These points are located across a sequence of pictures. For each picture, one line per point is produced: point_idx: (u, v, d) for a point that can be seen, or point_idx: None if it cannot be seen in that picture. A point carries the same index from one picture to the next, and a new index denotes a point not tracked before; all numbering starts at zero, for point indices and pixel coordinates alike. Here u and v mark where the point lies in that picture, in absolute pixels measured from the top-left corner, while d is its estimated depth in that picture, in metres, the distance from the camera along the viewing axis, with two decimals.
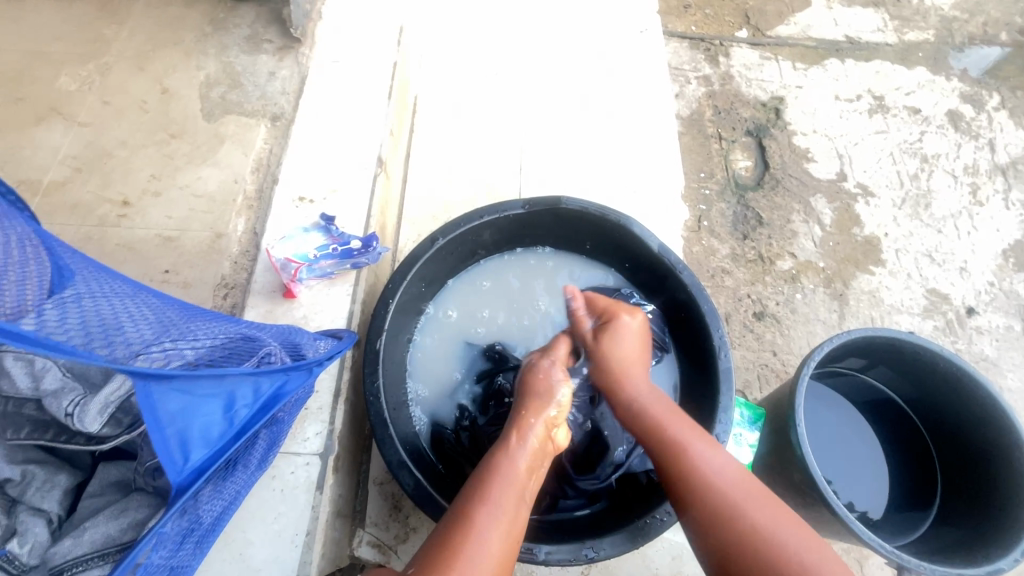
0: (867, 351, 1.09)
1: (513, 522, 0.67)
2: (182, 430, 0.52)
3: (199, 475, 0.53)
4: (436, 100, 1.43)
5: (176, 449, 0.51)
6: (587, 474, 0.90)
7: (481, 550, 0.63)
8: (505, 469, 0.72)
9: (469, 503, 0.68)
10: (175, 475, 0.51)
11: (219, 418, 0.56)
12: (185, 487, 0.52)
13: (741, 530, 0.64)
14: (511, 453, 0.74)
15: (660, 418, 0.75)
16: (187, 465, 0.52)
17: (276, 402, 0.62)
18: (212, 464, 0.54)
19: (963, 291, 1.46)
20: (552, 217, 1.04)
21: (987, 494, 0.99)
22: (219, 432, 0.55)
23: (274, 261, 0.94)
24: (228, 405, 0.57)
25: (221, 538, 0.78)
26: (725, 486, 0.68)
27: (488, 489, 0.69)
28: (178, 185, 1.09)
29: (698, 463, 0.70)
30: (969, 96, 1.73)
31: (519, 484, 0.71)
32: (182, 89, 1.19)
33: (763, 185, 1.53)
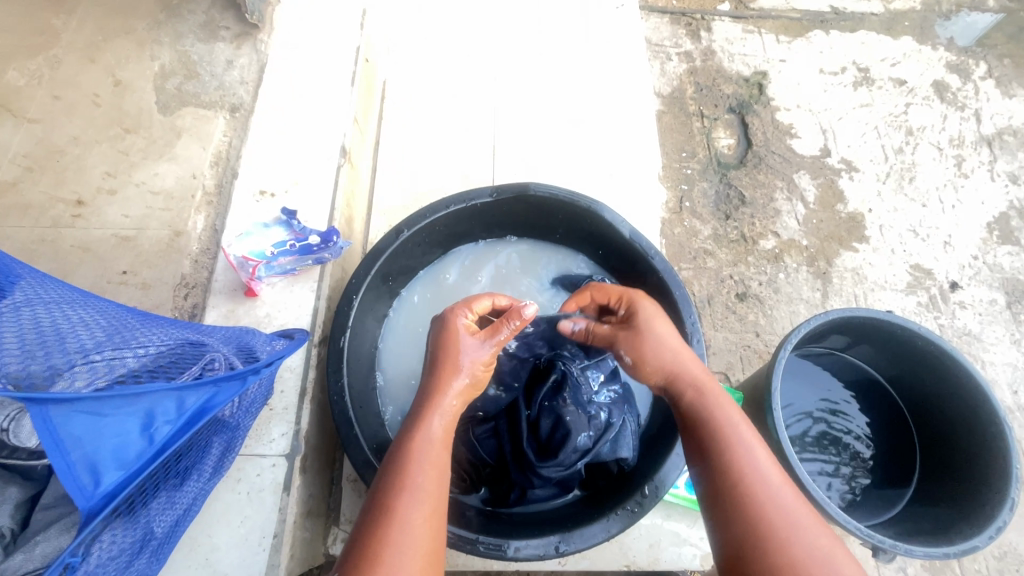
0: (846, 330, 1.07)
1: (434, 500, 0.62)
2: (92, 453, 0.51)
3: (112, 498, 0.51)
4: (405, 85, 1.39)
5: (85, 474, 0.50)
6: (550, 459, 0.85)
7: (406, 541, 0.57)
8: (420, 443, 0.66)
9: (389, 493, 0.61)
10: (84, 501, 0.50)
11: (136, 437, 0.54)
12: (98, 511, 0.51)
13: (756, 507, 0.60)
14: (426, 425, 0.68)
15: (704, 392, 0.71)
16: (98, 489, 0.51)
17: (205, 415, 0.59)
18: (129, 485, 0.52)
19: (947, 266, 1.44)
20: (519, 204, 1.00)
21: (964, 470, 0.99)
22: (135, 452, 0.53)
23: (231, 259, 0.90)
24: (145, 422, 0.54)
25: (186, 545, 0.77)
26: (760, 474, 0.62)
27: (402, 472, 0.63)
28: (134, 182, 1.05)
29: (735, 447, 0.64)
30: (955, 65, 1.69)
31: (439, 455, 0.66)
32: (136, 81, 1.14)
33: (746, 163, 1.50)
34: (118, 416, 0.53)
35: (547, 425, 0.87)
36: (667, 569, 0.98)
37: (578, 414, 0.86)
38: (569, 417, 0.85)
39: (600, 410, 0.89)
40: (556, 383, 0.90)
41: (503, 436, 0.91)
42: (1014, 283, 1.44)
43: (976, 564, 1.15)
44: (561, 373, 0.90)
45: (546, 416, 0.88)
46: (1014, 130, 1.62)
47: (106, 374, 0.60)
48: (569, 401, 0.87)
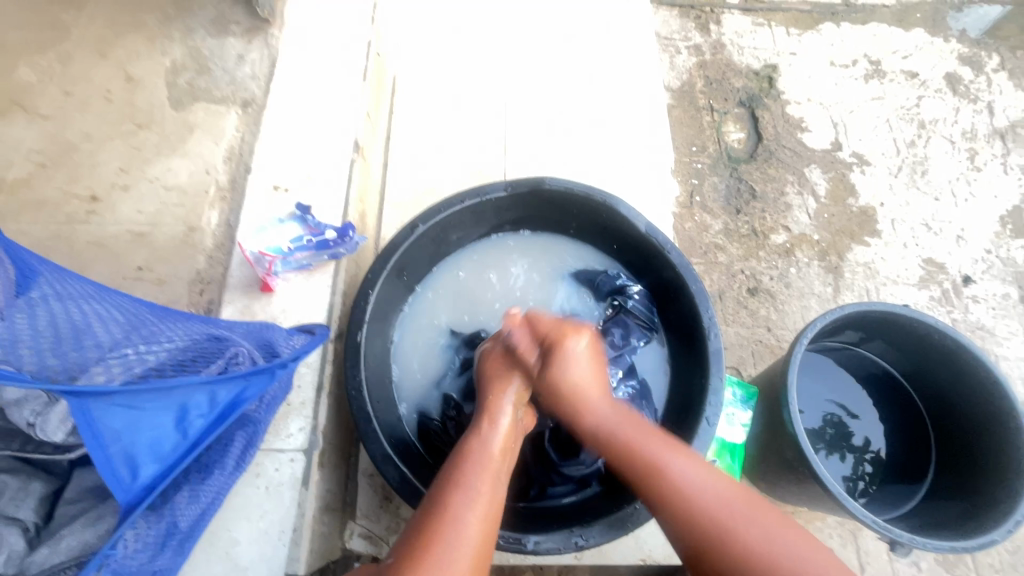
0: (861, 325, 1.07)
1: (490, 499, 0.66)
2: (129, 446, 0.51)
3: (149, 491, 0.53)
4: (415, 80, 1.38)
5: (122, 467, 0.51)
6: (572, 458, 0.89)
7: (461, 531, 0.61)
8: (478, 450, 0.72)
9: (444, 492, 0.66)
10: (123, 494, 0.51)
11: (170, 431, 0.55)
12: (136, 503, 0.52)
13: (704, 532, 0.62)
14: (483, 435, 0.74)
15: (627, 439, 0.72)
16: (136, 482, 0.52)
17: (236, 410, 0.60)
18: (165, 478, 0.54)
19: (960, 260, 1.43)
20: (534, 199, 1.00)
21: (980, 466, 0.99)
22: (171, 446, 0.55)
23: (248, 255, 0.91)
24: (180, 417, 0.56)
25: (206, 539, 0.77)
26: (697, 495, 0.64)
27: (462, 470, 0.68)
28: (147, 178, 1.05)
29: (667, 479, 0.66)
30: (968, 57, 1.67)
31: (497, 464, 0.71)
32: (147, 76, 1.14)
33: (757, 157, 1.49)
34: (154, 410, 0.53)
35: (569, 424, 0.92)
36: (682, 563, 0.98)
37: None
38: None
39: None
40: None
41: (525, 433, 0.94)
42: None
43: (990, 559, 1.15)
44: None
45: None
46: None
47: (125, 372, 0.60)
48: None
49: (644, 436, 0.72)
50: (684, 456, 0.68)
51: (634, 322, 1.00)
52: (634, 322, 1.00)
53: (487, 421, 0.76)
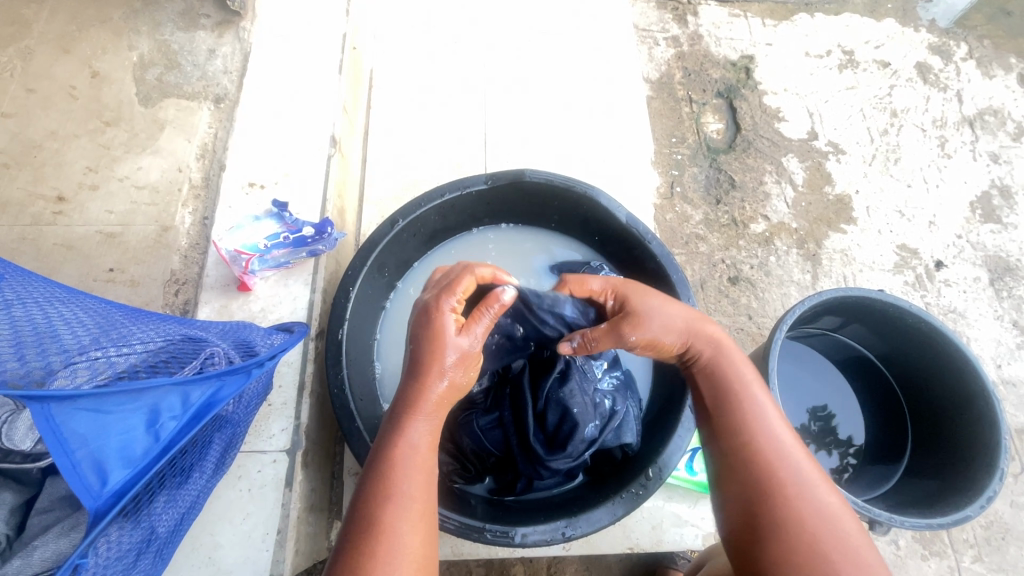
0: (839, 311, 1.09)
1: (423, 500, 0.59)
2: (97, 451, 0.50)
3: (120, 497, 0.51)
4: (393, 74, 1.36)
5: (90, 473, 0.49)
6: (558, 451, 0.84)
7: (400, 548, 0.54)
8: (402, 451, 0.61)
9: (374, 505, 0.57)
10: (90, 500, 0.49)
11: (142, 434, 0.53)
12: (106, 511, 0.50)
13: (770, 478, 0.61)
14: (402, 432, 0.62)
15: (732, 386, 0.69)
16: (106, 488, 0.50)
17: (212, 410, 0.58)
18: (135, 483, 0.52)
19: (933, 245, 1.47)
20: (513, 192, 1.00)
21: (954, 445, 1.01)
22: (141, 450, 0.52)
23: (223, 254, 0.88)
24: (151, 419, 0.53)
25: (188, 543, 0.76)
26: (774, 441, 0.63)
27: (387, 476, 0.59)
28: (117, 177, 1.02)
29: (747, 413, 0.66)
30: (937, 46, 1.71)
31: (426, 461, 0.62)
32: (113, 72, 1.11)
33: (735, 147, 1.51)
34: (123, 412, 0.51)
35: (554, 417, 0.86)
36: (669, 549, 0.99)
37: (585, 405, 0.86)
38: (576, 409, 0.85)
39: (604, 398, 0.89)
40: (561, 374, 0.89)
41: (509, 426, 0.89)
42: (997, 260, 1.47)
43: (965, 533, 1.19)
44: (565, 365, 0.89)
45: (552, 408, 0.87)
46: (995, 110, 1.64)
47: (91, 376, 0.58)
48: (574, 392, 0.86)
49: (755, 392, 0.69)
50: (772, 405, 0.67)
51: None
52: None
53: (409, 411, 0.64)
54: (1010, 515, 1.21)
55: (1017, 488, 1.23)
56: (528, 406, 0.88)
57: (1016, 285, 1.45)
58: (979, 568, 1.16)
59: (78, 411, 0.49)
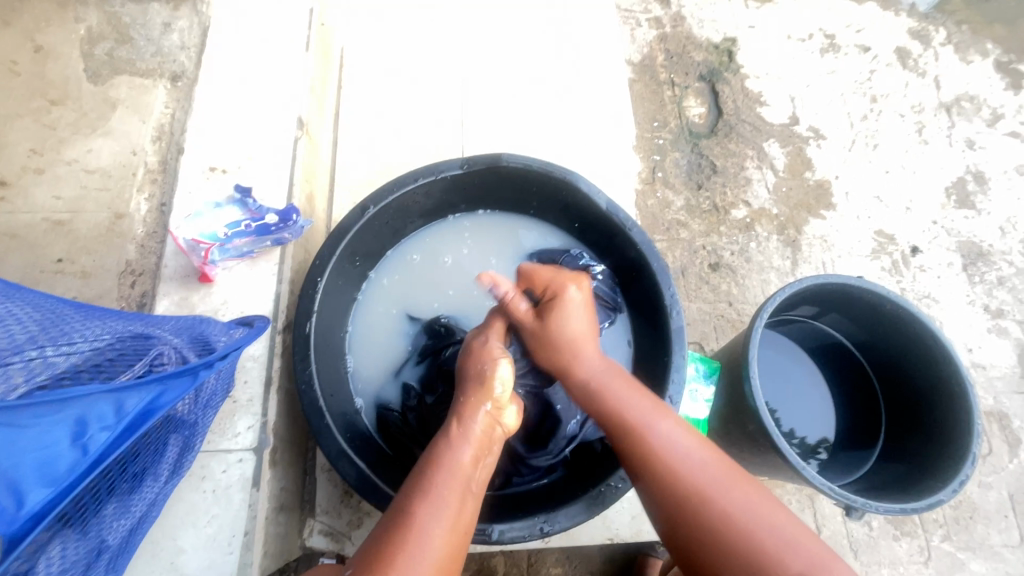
0: (819, 297, 1.08)
1: (459, 512, 0.61)
2: (12, 471, 0.45)
3: (39, 521, 0.47)
4: (365, 52, 1.30)
5: (4, 496, 0.45)
6: (540, 449, 0.87)
7: (428, 538, 0.58)
8: (447, 461, 0.66)
9: (410, 496, 0.62)
10: (6, 525, 0.45)
11: (67, 449, 0.49)
12: (24, 536, 0.46)
13: (699, 512, 0.60)
14: (453, 446, 0.68)
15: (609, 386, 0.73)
16: (22, 511, 0.46)
17: (150, 419, 0.55)
18: (60, 503, 0.48)
19: (909, 231, 1.47)
20: (491, 177, 0.96)
21: (928, 430, 1.02)
22: (66, 466, 0.49)
23: (180, 243, 0.83)
24: (77, 432, 0.49)
25: (148, 549, 0.72)
26: (682, 463, 0.63)
27: (428, 479, 0.64)
28: (64, 160, 0.95)
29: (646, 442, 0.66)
30: (917, 31, 1.70)
31: (464, 475, 0.65)
32: (58, 46, 1.03)
33: (717, 132, 1.49)
34: (42, 427, 0.47)
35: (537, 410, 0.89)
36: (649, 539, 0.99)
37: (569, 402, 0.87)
38: (558, 407, 0.87)
39: None
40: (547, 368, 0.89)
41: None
42: (970, 246, 1.48)
43: (935, 513, 1.21)
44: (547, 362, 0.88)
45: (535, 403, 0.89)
46: (971, 96, 1.65)
47: (27, 379, 0.51)
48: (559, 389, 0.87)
49: (627, 394, 0.72)
50: (659, 414, 0.69)
51: (599, 302, 0.97)
52: (599, 302, 0.97)
53: (457, 425, 0.70)
54: (977, 496, 1.24)
55: (984, 468, 1.26)
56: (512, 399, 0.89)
57: (988, 270, 1.46)
58: (947, 547, 1.19)
59: None
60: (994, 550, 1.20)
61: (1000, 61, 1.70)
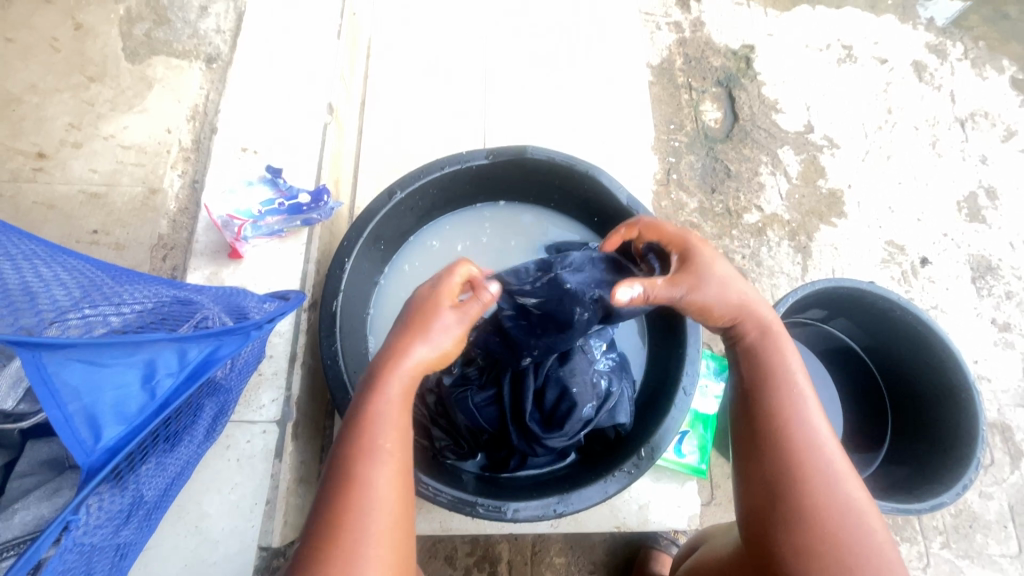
0: (829, 301, 1.10)
1: (398, 460, 0.59)
2: (90, 405, 0.49)
3: (114, 455, 0.50)
4: (392, 44, 1.32)
5: (83, 428, 0.49)
6: (556, 430, 0.85)
7: (372, 501, 0.55)
8: (380, 411, 0.60)
9: (347, 460, 0.58)
10: (84, 456, 0.48)
11: (138, 390, 0.53)
12: (100, 468, 0.49)
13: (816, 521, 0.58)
14: (380, 389, 0.61)
15: (773, 369, 0.67)
16: (99, 445, 0.49)
17: (209, 368, 0.58)
18: (132, 440, 0.51)
19: (920, 243, 1.49)
20: (515, 168, 0.98)
21: (933, 434, 1.04)
22: (136, 407, 0.52)
23: (215, 219, 0.86)
24: (146, 375, 0.53)
25: (175, 512, 0.75)
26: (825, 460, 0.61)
27: (362, 432, 0.59)
28: (101, 135, 0.98)
29: (796, 432, 0.63)
30: (934, 46, 1.72)
31: (401, 418, 0.61)
32: (98, 24, 1.05)
33: (733, 137, 1.51)
34: (117, 368, 0.52)
35: (553, 395, 0.85)
36: (655, 529, 1.01)
37: (585, 385, 0.85)
38: (575, 389, 0.84)
39: (602, 378, 0.88)
40: (562, 354, 0.87)
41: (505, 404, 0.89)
42: (980, 259, 1.50)
43: (935, 520, 1.23)
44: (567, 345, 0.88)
45: (551, 385, 0.86)
46: (985, 112, 1.66)
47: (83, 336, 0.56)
48: (575, 371, 0.85)
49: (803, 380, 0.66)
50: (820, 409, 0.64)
51: None
52: None
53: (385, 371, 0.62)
54: (977, 506, 1.25)
55: (986, 479, 1.28)
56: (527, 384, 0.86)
57: (996, 284, 1.48)
58: (946, 554, 1.21)
59: (68, 363, 0.49)
60: (992, 559, 1.22)
61: (1016, 78, 1.72)
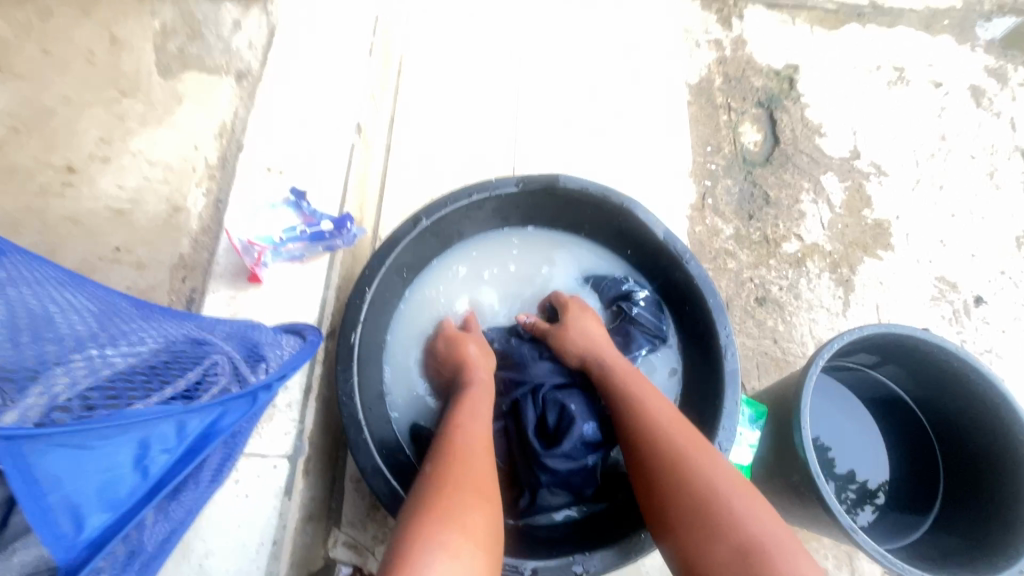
0: (877, 348, 1.03)
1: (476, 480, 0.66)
2: (71, 495, 0.46)
3: (95, 548, 0.48)
4: (424, 61, 1.30)
5: (64, 520, 0.46)
6: (556, 450, 0.83)
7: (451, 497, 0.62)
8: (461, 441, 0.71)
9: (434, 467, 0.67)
10: (63, 552, 0.46)
11: (128, 470, 0.51)
12: (80, 560, 0.47)
13: (686, 498, 0.65)
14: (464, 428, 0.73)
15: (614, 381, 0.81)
16: (80, 537, 0.47)
17: (207, 442, 0.58)
18: (113, 529, 0.50)
19: (973, 280, 1.39)
20: (546, 197, 0.94)
21: (991, 502, 0.94)
22: (127, 490, 0.51)
23: (235, 243, 0.82)
24: (139, 454, 0.51)
25: (179, 550, 0.72)
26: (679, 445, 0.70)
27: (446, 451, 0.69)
28: (130, 151, 0.97)
29: (656, 436, 0.72)
30: (993, 69, 1.61)
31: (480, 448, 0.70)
32: (133, 38, 1.05)
33: (773, 161, 1.43)
34: (101, 453, 0.48)
35: (554, 417, 0.86)
36: None
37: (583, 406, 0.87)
38: (574, 406, 0.86)
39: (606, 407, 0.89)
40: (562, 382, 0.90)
41: (513, 435, 0.88)
42: None
43: None
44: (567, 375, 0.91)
45: (551, 409, 0.87)
46: None
47: (88, 376, 0.52)
48: (574, 393, 0.88)
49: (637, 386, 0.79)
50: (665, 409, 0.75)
51: (637, 330, 0.95)
52: (637, 330, 0.95)
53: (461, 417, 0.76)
54: None
55: None
56: (527, 416, 0.86)
57: None
58: None
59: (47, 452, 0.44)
60: None
61: None
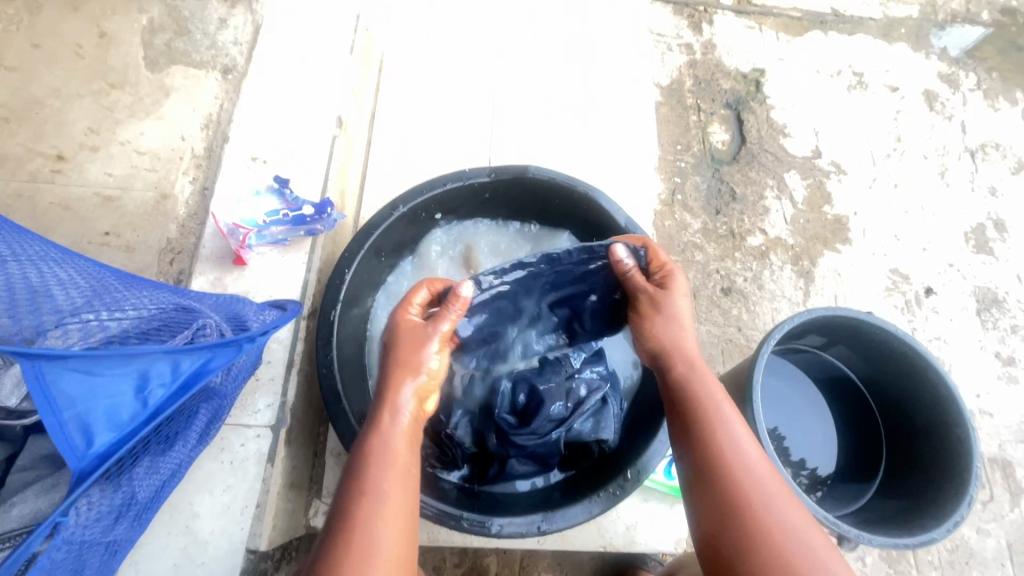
0: (829, 330, 1.10)
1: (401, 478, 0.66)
2: (85, 413, 0.52)
3: (104, 460, 0.53)
4: (405, 60, 1.36)
5: (77, 434, 0.52)
6: (525, 428, 0.87)
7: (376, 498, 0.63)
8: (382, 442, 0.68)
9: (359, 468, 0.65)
10: (76, 460, 0.51)
11: (130, 398, 0.55)
12: (91, 472, 0.52)
13: (737, 506, 0.65)
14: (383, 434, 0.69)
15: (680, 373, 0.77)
16: (91, 449, 0.52)
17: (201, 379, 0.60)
18: (120, 448, 0.54)
19: (924, 273, 1.48)
20: (516, 185, 1.00)
21: (927, 470, 1.03)
22: (128, 415, 0.54)
23: (221, 226, 0.89)
24: (141, 384, 0.56)
25: (166, 511, 0.77)
26: (734, 454, 0.69)
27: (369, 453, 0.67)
28: (118, 140, 1.01)
29: (708, 438, 0.70)
30: (945, 75, 1.71)
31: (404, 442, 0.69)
32: (122, 33, 1.09)
33: (739, 159, 1.52)
34: (113, 378, 0.55)
35: (524, 395, 0.90)
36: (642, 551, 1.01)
37: (555, 386, 0.89)
38: (543, 387, 0.89)
39: (580, 384, 0.91)
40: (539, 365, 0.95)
41: (485, 413, 0.92)
42: (986, 291, 1.49)
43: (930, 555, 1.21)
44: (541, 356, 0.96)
45: (522, 388, 0.91)
46: (996, 143, 1.66)
47: (82, 337, 0.60)
48: (550, 376, 0.91)
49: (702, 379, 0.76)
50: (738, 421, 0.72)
51: None
52: None
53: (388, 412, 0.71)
54: (974, 542, 1.24)
55: (985, 515, 1.26)
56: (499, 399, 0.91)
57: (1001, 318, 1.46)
58: None
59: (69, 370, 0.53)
60: None
61: None
